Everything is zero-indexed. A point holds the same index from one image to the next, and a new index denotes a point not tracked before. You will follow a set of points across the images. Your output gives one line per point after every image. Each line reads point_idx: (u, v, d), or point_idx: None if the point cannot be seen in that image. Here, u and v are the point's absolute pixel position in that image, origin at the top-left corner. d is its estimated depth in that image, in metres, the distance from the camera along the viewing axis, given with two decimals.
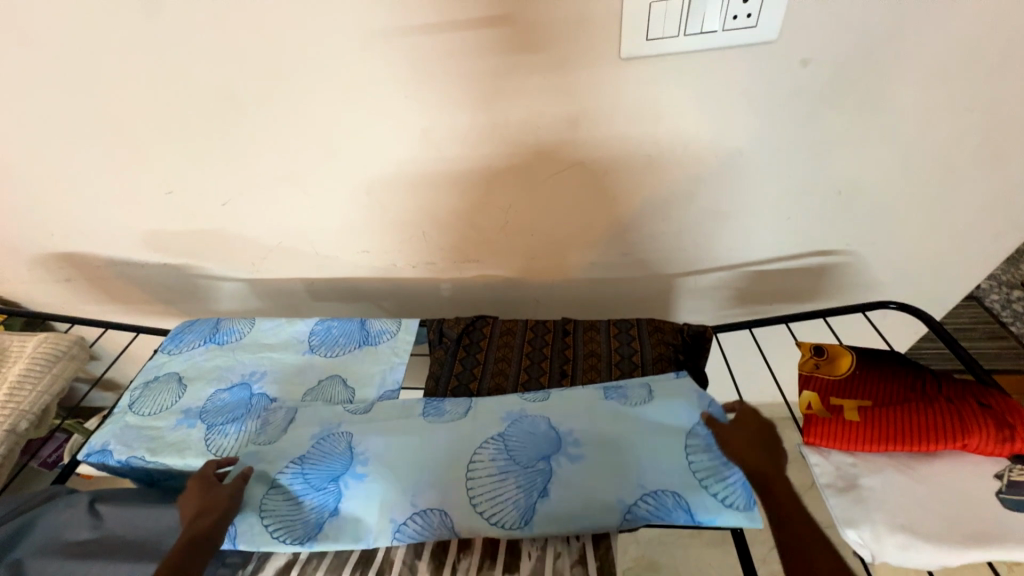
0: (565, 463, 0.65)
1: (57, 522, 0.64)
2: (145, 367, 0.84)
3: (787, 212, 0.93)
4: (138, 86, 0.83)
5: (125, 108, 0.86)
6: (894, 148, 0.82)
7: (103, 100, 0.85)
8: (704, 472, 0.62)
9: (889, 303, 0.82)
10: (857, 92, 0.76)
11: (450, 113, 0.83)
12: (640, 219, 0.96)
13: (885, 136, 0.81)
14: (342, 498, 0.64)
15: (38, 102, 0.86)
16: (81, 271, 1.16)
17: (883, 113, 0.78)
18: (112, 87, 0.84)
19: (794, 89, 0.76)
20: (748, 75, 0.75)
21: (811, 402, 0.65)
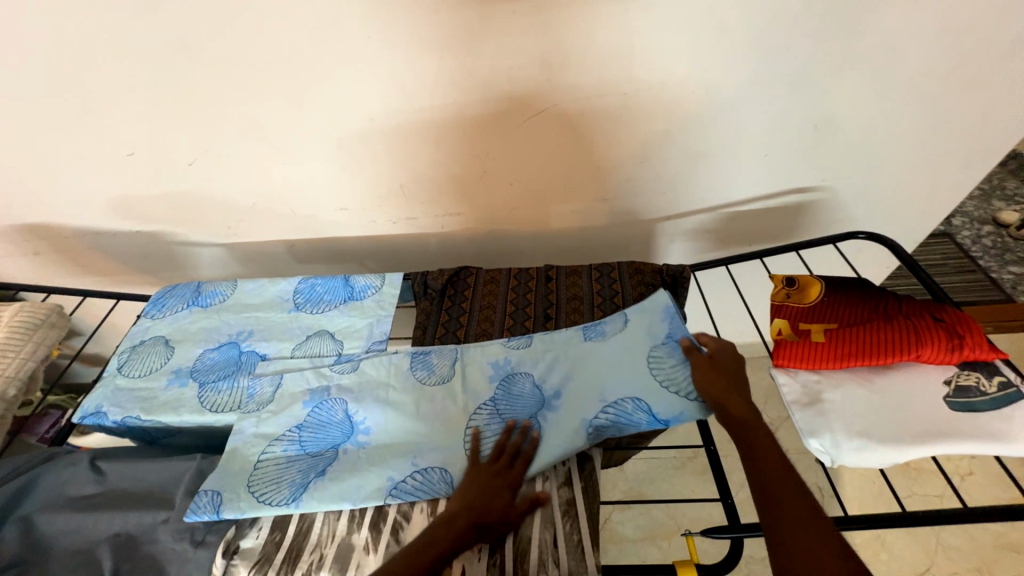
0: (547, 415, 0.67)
1: (60, 480, 0.65)
2: (130, 333, 0.83)
3: (764, 150, 0.93)
4: (80, 37, 0.77)
5: (68, 62, 0.80)
6: (870, 78, 0.82)
7: (42, 53, 0.79)
8: (666, 378, 0.68)
9: (860, 232, 0.85)
10: (834, 19, 0.75)
11: (420, 55, 0.79)
12: (619, 164, 0.96)
13: (861, 65, 0.80)
14: (335, 463, 0.64)
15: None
16: (49, 243, 1.12)
17: (859, 41, 0.77)
18: (50, 38, 0.77)
19: (771, 17, 0.75)
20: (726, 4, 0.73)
21: (782, 329, 0.68)
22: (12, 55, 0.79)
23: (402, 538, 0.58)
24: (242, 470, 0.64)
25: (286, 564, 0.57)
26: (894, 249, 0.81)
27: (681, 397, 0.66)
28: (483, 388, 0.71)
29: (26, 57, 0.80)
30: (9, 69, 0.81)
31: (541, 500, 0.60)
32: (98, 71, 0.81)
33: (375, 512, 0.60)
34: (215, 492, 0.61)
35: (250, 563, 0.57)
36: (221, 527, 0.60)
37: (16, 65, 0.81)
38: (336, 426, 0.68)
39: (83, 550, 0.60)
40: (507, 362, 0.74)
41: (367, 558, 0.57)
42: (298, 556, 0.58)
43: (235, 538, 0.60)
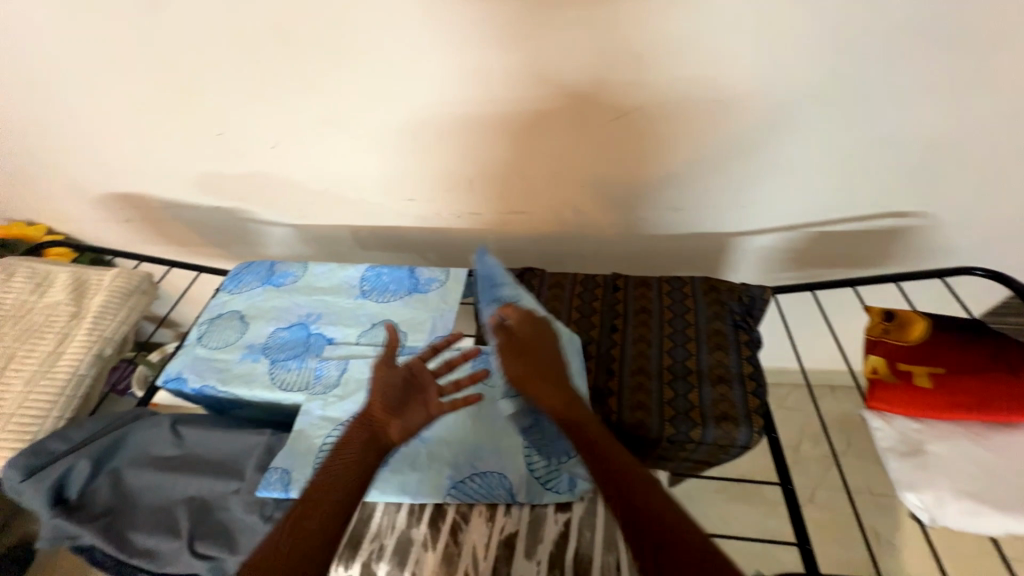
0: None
1: (146, 439, 0.69)
2: (209, 305, 0.87)
3: (863, 167, 0.86)
4: (190, 20, 0.82)
5: (176, 43, 0.85)
6: (999, 94, 0.74)
7: (155, 34, 0.84)
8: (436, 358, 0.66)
9: (974, 269, 0.77)
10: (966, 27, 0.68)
11: (509, 48, 0.78)
12: (699, 172, 0.91)
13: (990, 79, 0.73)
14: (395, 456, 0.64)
15: (92, 35, 0.86)
16: (138, 212, 1.20)
17: (990, 52, 0.70)
18: (163, 20, 0.82)
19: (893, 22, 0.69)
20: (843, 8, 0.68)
21: (878, 366, 0.63)
22: (128, 35, 0.85)
23: (461, 539, 0.58)
24: (309, 449, 0.66)
25: (347, 550, 0.58)
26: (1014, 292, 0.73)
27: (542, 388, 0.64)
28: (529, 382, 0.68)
29: (140, 37, 0.85)
30: (123, 47, 0.87)
31: (606, 520, 0.58)
32: (201, 53, 0.86)
33: (434, 509, 0.60)
34: (285, 468, 0.64)
35: None
36: (289, 505, 0.62)
37: (131, 44, 0.86)
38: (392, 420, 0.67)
39: (164, 508, 0.64)
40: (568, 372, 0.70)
41: (425, 554, 0.57)
42: (359, 542, 0.58)
43: None
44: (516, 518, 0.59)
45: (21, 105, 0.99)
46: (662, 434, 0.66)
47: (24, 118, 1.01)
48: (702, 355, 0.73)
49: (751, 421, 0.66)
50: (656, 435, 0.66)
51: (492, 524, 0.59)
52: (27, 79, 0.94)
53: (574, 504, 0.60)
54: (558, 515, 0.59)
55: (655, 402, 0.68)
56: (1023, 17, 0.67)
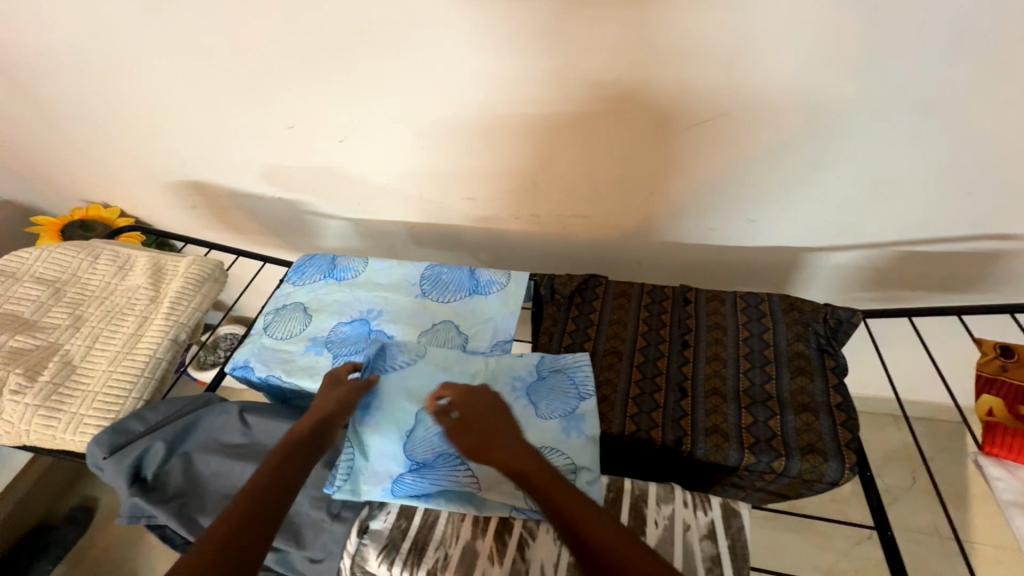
0: (545, 424, 0.64)
1: (216, 424, 0.70)
2: (274, 295, 0.89)
3: (971, 185, 0.78)
4: (270, 14, 0.82)
5: (256, 37, 0.86)
6: None
7: (236, 28, 0.85)
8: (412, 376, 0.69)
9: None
10: None
11: (589, 49, 0.75)
12: (779, 183, 0.86)
13: None
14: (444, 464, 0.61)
15: (177, 28, 0.88)
16: (205, 200, 1.24)
17: None
18: (246, 14, 0.83)
19: None
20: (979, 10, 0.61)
21: (993, 408, 0.57)
22: (210, 28, 0.86)
23: (528, 557, 0.56)
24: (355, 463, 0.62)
25: (412, 556, 0.57)
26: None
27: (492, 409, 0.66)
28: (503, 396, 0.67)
29: (222, 30, 0.86)
30: (206, 40, 0.88)
31: (684, 550, 0.55)
32: (279, 47, 0.86)
33: (500, 522, 0.59)
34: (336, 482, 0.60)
35: (379, 546, 0.58)
36: (355, 505, 0.62)
37: (212, 37, 0.88)
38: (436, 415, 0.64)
39: (232, 496, 0.65)
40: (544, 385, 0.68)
41: (491, 569, 0.56)
42: (423, 548, 0.57)
43: (366, 517, 0.61)
44: None
45: (107, 94, 1.03)
46: (740, 463, 0.62)
47: (110, 106, 1.06)
48: (784, 380, 0.68)
49: (842, 457, 0.60)
50: (733, 465, 0.62)
51: (560, 543, 0.57)
52: (115, 70, 0.98)
53: (648, 530, 0.57)
54: None
55: (732, 427, 0.64)
56: None
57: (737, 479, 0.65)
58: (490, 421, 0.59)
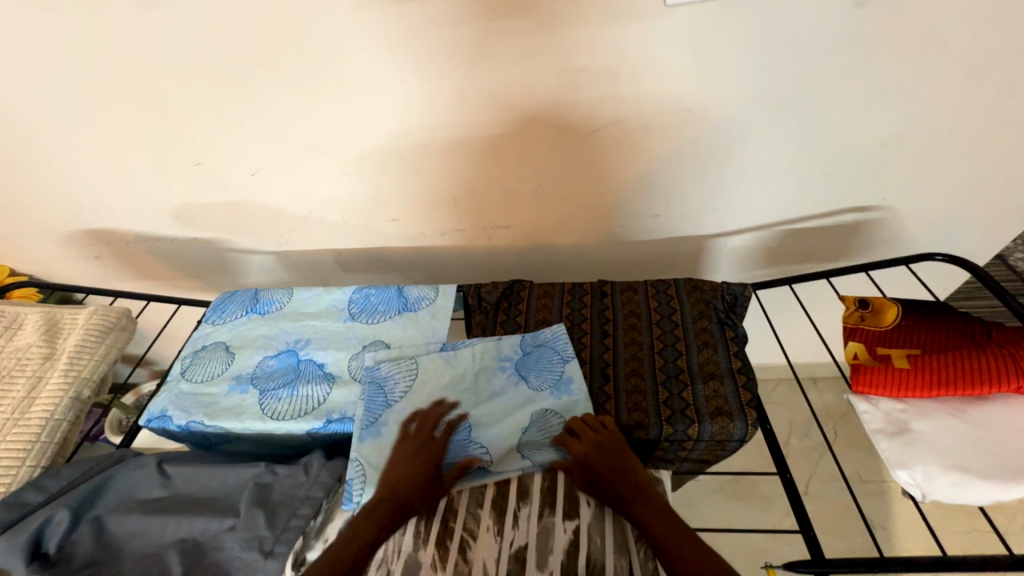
0: (537, 393, 0.70)
1: (131, 481, 0.66)
2: (191, 338, 0.85)
3: (825, 166, 0.91)
4: (164, 52, 0.81)
5: (152, 77, 0.84)
6: (945, 93, 0.79)
7: (128, 68, 0.83)
8: (403, 378, 0.72)
9: (936, 254, 0.79)
10: (910, 36, 0.73)
11: (485, 71, 0.81)
12: (674, 179, 0.95)
13: (934, 83, 0.78)
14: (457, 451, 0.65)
15: (61, 71, 0.83)
16: (111, 248, 1.16)
17: (933, 58, 0.75)
18: (138, 53, 0.81)
19: (845, 34, 0.73)
20: (803, 20, 0.72)
21: (857, 352, 0.65)
22: (99, 69, 0.83)
23: (471, 557, 0.57)
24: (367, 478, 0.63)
25: None
26: (977, 272, 0.74)
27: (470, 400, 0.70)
28: (494, 377, 0.72)
29: (112, 71, 0.83)
30: (94, 82, 0.85)
31: (614, 523, 0.58)
32: (179, 84, 0.85)
33: (441, 528, 0.60)
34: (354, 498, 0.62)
35: None
36: (289, 537, 0.60)
37: (102, 78, 0.84)
38: (436, 416, 0.69)
39: (152, 554, 0.60)
40: (524, 361, 0.73)
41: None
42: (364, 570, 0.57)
43: (301, 550, 0.60)
44: (525, 531, 0.58)
45: None
46: (660, 436, 0.67)
47: None
48: (693, 354, 0.75)
49: (746, 415, 0.67)
50: (655, 438, 0.67)
51: (501, 539, 0.58)
52: None
53: (581, 510, 0.59)
54: (566, 523, 0.58)
55: (652, 404, 0.70)
56: (960, 24, 0.72)
57: (662, 453, 0.70)
58: (607, 457, 0.60)
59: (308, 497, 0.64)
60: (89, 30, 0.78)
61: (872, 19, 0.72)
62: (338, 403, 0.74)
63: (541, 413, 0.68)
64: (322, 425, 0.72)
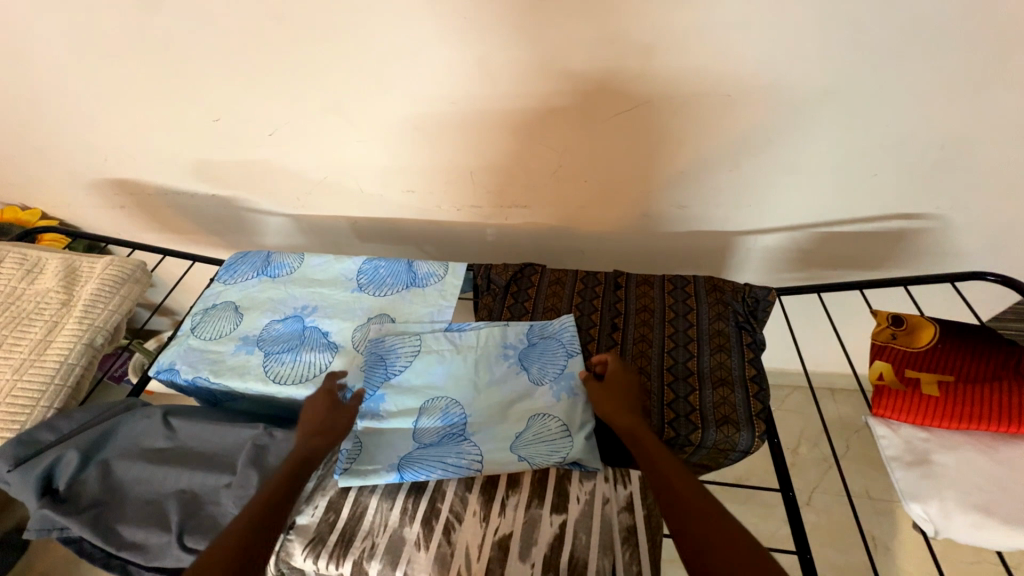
0: (536, 387, 0.68)
1: (136, 430, 0.68)
2: (203, 294, 0.86)
3: (873, 165, 0.83)
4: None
5: (172, 25, 0.82)
6: (1022, 94, 0.71)
7: (146, 13, 0.81)
8: (405, 354, 0.72)
9: (987, 274, 0.71)
10: (991, 24, 0.64)
11: (510, 38, 0.75)
12: (703, 169, 0.89)
13: (1011, 81, 0.69)
14: (444, 440, 0.64)
15: (83, 13, 0.82)
16: (134, 198, 1.18)
17: (1015, 51, 0.66)
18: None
19: (915, 18, 0.65)
20: (871, 1, 0.65)
21: (883, 373, 0.61)
22: (120, 14, 0.81)
23: (454, 539, 0.57)
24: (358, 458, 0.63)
25: (339, 546, 0.57)
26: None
27: (471, 384, 0.69)
28: (495, 365, 0.70)
29: (132, 16, 0.81)
30: (115, 27, 0.83)
31: (602, 523, 0.57)
32: (198, 36, 0.83)
33: (427, 508, 0.60)
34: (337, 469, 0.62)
35: (305, 540, 0.58)
36: None
37: (122, 24, 0.83)
38: (433, 398, 0.68)
39: (154, 501, 0.63)
40: (528, 352, 0.71)
41: (418, 554, 0.56)
42: (351, 540, 0.58)
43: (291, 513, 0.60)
44: (511, 520, 0.58)
45: (13, 84, 0.96)
46: (662, 437, 0.65)
47: (18, 98, 0.98)
48: (704, 357, 0.71)
49: (753, 426, 0.64)
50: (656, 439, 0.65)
51: (486, 525, 0.58)
52: (20, 58, 0.91)
53: (570, 506, 0.58)
54: (553, 517, 0.57)
55: (655, 404, 0.67)
56: None
57: None
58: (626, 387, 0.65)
59: None
60: None
61: (950, 1, 0.63)
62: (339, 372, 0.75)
63: (538, 417, 0.65)
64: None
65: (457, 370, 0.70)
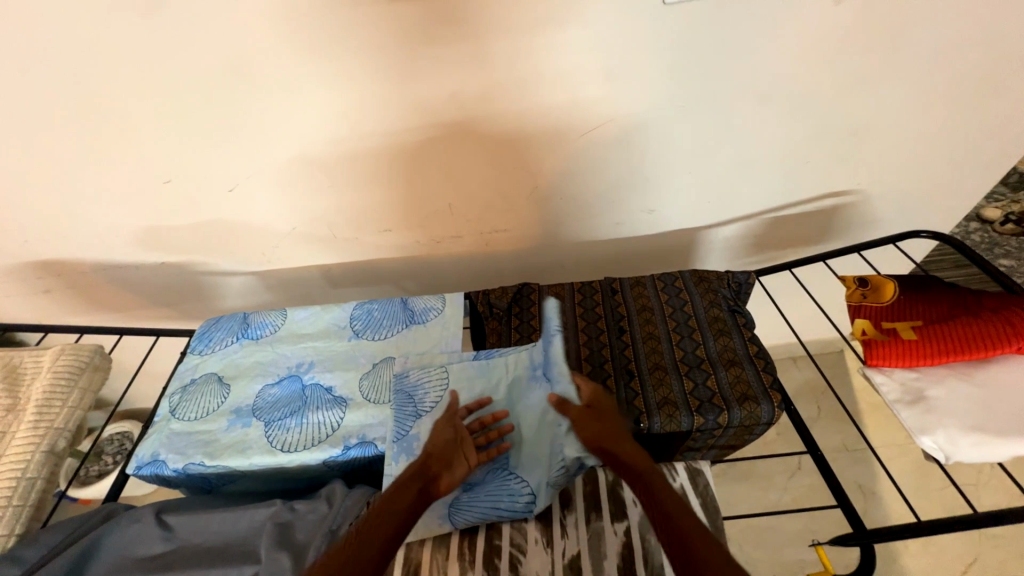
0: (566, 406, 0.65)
1: (126, 538, 0.58)
2: (178, 371, 0.77)
3: (805, 153, 0.95)
4: (116, 59, 0.72)
5: (104, 87, 0.75)
6: (910, 84, 0.85)
7: (74, 76, 0.74)
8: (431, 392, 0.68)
9: (921, 232, 0.84)
10: (881, 30, 0.78)
11: (481, 72, 0.78)
12: (666, 175, 0.97)
13: (902, 75, 0.84)
14: (493, 480, 0.62)
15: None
16: (63, 279, 1.05)
17: (900, 51, 0.80)
18: (87, 61, 0.72)
19: (824, 29, 0.77)
20: (789, 19, 0.76)
21: (865, 329, 0.69)
22: (40, 81, 0.74)
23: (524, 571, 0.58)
24: None
25: None
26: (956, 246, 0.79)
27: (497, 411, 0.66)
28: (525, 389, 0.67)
29: (55, 82, 0.74)
30: (35, 95, 0.75)
31: None
32: (135, 95, 0.77)
33: (487, 546, 0.60)
34: None
35: None
36: None
37: (44, 91, 0.75)
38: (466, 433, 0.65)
39: None
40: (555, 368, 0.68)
41: None
42: None
43: None
44: (575, 538, 0.59)
45: None
46: (693, 425, 0.68)
47: None
48: (710, 343, 0.76)
49: (771, 398, 0.68)
50: (687, 429, 0.68)
51: (552, 550, 0.59)
52: None
53: (628, 512, 0.59)
54: (616, 526, 0.59)
55: (679, 395, 0.70)
56: (926, 18, 0.76)
57: (691, 443, 0.71)
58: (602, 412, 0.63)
59: (330, 531, 0.58)
60: (34, 40, 0.70)
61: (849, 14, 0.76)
62: (355, 427, 0.70)
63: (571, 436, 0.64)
64: (340, 453, 0.67)
65: (486, 402, 0.68)
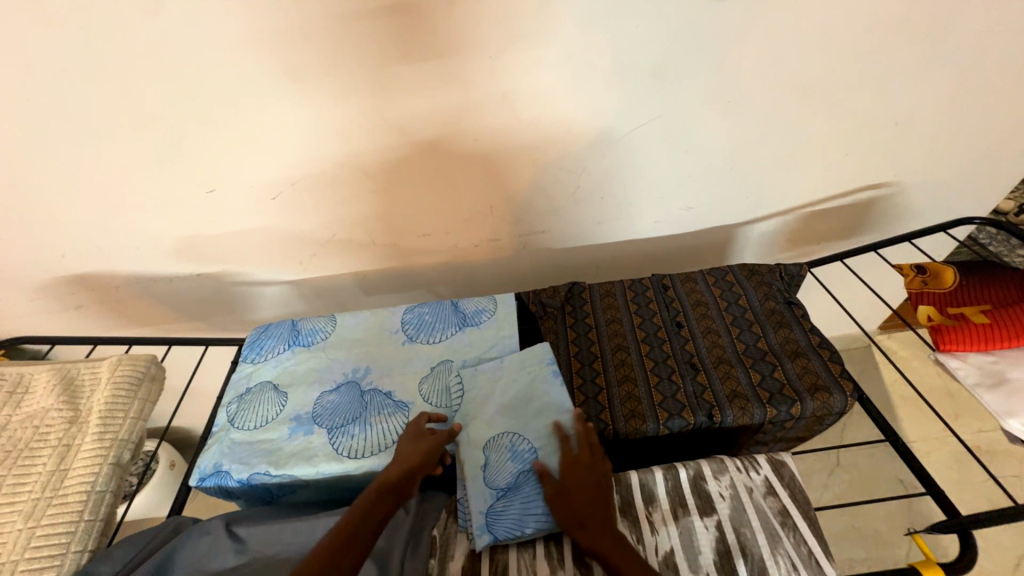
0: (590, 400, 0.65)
1: (197, 552, 0.56)
2: (232, 380, 0.76)
3: (847, 148, 0.94)
4: (156, 71, 0.71)
5: (144, 100, 0.74)
6: (962, 76, 0.83)
7: (110, 90, 0.73)
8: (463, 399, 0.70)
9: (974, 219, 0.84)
10: (937, 23, 0.75)
11: (530, 73, 0.77)
12: (706, 173, 0.96)
13: (954, 68, 0.82)
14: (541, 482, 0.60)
15: (32, 98, 0.72)
16: (96, 293, 1.03)
17: (955, 43, 0.78)
18: (130, 71, 0.71)
19: (878, 22, 0.75)
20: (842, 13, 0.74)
21: (931, 315, 0.70)
22: (79, 94, 0.73)
23: None
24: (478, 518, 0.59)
25: None
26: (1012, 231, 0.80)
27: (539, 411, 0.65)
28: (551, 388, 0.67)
29: (97, 95, 0.73)
30: (73, 109, 0.74)
31: (756, 511, 0.56)
32: (179, 105, 0.76)
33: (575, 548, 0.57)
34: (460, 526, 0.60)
35: None
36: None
37: (81, 105, 0.74)
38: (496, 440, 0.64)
39: None
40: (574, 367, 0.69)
41: None
42: None
43: None
44: (666, 535, 0.56)
45: None
46: (765, 418, 0.67)
47: None
48: (770, 335, 0.75)
49: (842, 387, 0.68)
50: (760, 422, 0.67)
51: (643, 547, 0.55)
52: None
53: (717, 505, 0.57)
54: (706, 521, 0.56)
55: (747, 387, 0.69)
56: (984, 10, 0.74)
57: (761, 435, 0.71)
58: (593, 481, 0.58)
59: (412, 537, 0.60)
60: (77, 50, 0.68)
61: (905, 7, 0.74)
62: None
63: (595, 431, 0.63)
64: None
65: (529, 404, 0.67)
